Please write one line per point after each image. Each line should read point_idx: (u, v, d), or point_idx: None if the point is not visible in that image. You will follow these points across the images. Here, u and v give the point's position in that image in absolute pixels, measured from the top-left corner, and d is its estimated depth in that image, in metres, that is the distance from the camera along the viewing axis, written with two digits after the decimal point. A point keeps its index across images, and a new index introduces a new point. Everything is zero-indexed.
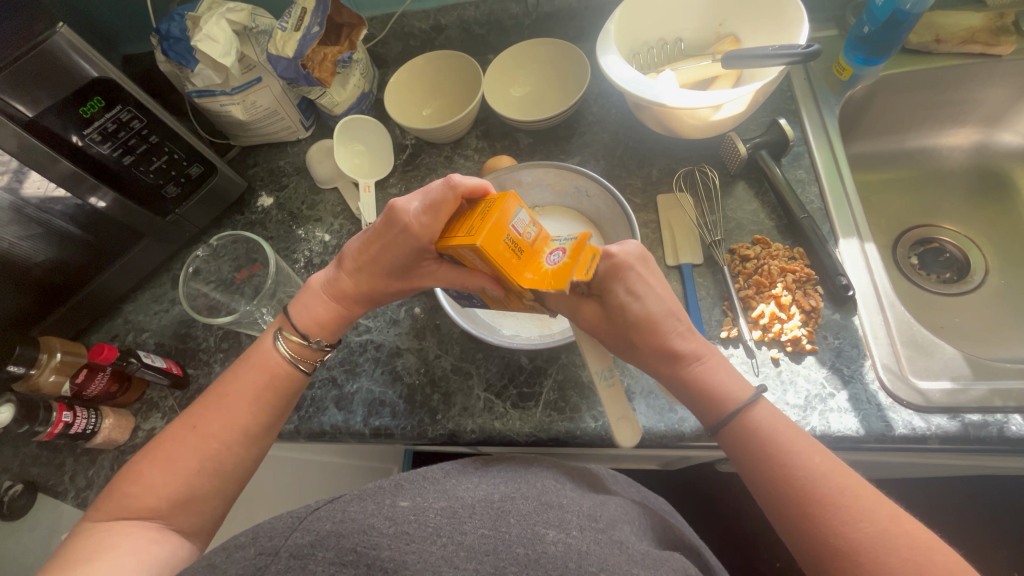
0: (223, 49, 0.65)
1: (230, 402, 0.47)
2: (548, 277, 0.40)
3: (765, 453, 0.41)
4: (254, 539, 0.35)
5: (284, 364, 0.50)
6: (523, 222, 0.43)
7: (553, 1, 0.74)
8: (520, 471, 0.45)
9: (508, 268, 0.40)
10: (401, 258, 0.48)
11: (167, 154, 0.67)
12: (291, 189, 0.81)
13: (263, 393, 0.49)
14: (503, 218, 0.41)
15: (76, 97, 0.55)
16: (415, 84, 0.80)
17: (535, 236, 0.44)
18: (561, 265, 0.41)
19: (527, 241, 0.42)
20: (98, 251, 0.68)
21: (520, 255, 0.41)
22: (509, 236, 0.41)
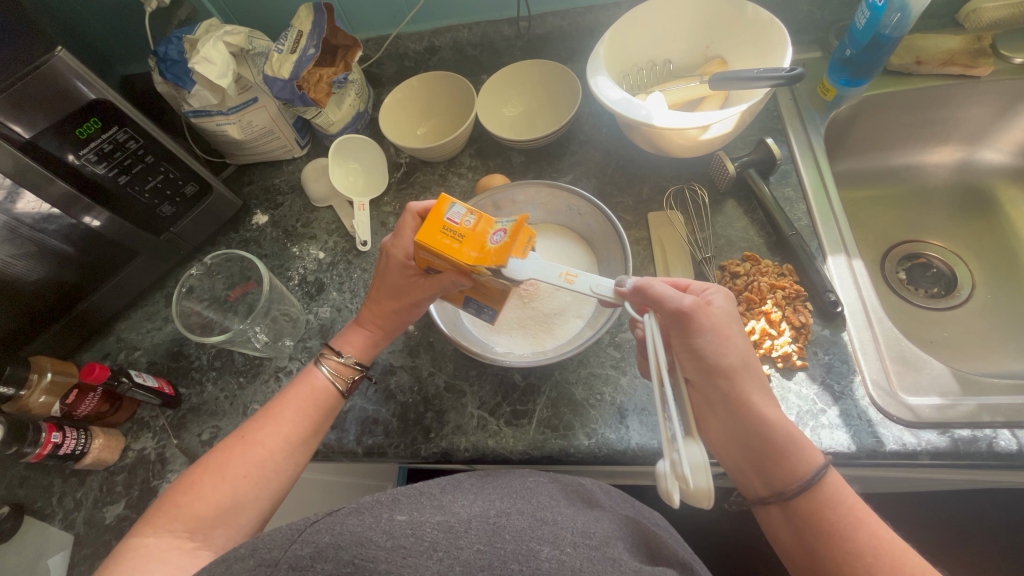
0: (220, 71, 0.66)
1: (275, 414, 0.50)
2: (488, 254, 0.48)
3: (842, 526, 0.39)
4: (253, 550, 0.34)
5: (323, 381, 0.53)
6: (461, 215, 0.50)
7: (545, 23, 0.76)
8: (515, 489, 0.45)
9: (454, 253, 0.48)
10: (391, 272, 0.54)
11: (163, 174, 0.67)
12: (286, 208, 0.81)
13: (303, 404, 0.51)
14: (438, 216, 0.50)
15: (72, 119, 0.56)
16: (409, 105, 0.81)
17: (475, 222, 0.50)
18: (502, 243, 0.48)
19: (467, 227, 0.49)
20: (91, 270, 0.68)
21: (462, 241, 0.49)
22: (448, 229, 0.49)
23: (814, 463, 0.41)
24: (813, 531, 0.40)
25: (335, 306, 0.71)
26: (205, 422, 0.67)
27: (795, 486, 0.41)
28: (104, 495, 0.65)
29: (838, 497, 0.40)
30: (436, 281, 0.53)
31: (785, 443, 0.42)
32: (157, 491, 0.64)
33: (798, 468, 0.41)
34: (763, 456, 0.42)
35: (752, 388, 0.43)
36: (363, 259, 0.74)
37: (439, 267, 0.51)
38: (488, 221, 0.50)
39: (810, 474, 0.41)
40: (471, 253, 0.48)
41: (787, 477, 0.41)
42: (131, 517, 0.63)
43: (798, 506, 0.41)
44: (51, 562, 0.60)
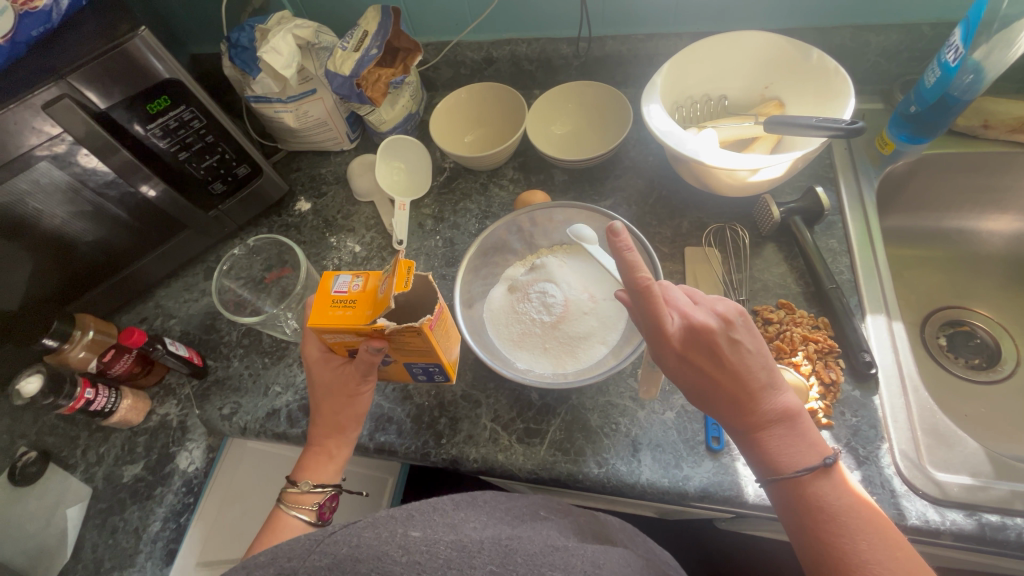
0: (285, 62, 0.69)
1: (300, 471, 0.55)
2: (377, 305, 0.48)
3: (832, 509, 0.40)
4: (272, 559, 0.34)
5: (305, 490, 0.53)
6: (348, 282, 0.52)
7: (603, 46, 0.77)
8: (528, 521, 0.44)
9: (349, 321, 0.48)
10: (325, 376, 0.56)
11: (220, 153, 0.70)
12: (329, 198, 0.83)
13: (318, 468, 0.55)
14: (327, 292, 0.51)
15: (144, 95, 0.59)
16: (460, 112, 0.82)
17: (361, 284, 0.51)
18: (385, 291, 0.48)
19: (355, 291, 0.50)
20: (141, 237, 0.71)
21: (353, 305, 0.49)
22: (338, 301, 0.50)
23: (808, 463, 0.41)
24: (793, 520, 0.42)
25: None
26: (227, 397, 0.68)
27: (783, 465, 0.42)
28: (124, 454, 0.67)
29: (830, 488, 0.41)
30: (357, 365, 0.53)
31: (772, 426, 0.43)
32: (174, 457, 0.66)
33: (789, 453, 0.42)
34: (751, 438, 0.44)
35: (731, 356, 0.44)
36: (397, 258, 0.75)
37: (353, 344, 0.52)
38: (375, 275, 0.51)
39: (799, 456, 0.42)
40: (366, 313, 0.48)
41: (779, 458, 0.42)
42: (146, 479, 0.65)
43: (777, 497, 0.43)
44: (68, 512, 0.63)
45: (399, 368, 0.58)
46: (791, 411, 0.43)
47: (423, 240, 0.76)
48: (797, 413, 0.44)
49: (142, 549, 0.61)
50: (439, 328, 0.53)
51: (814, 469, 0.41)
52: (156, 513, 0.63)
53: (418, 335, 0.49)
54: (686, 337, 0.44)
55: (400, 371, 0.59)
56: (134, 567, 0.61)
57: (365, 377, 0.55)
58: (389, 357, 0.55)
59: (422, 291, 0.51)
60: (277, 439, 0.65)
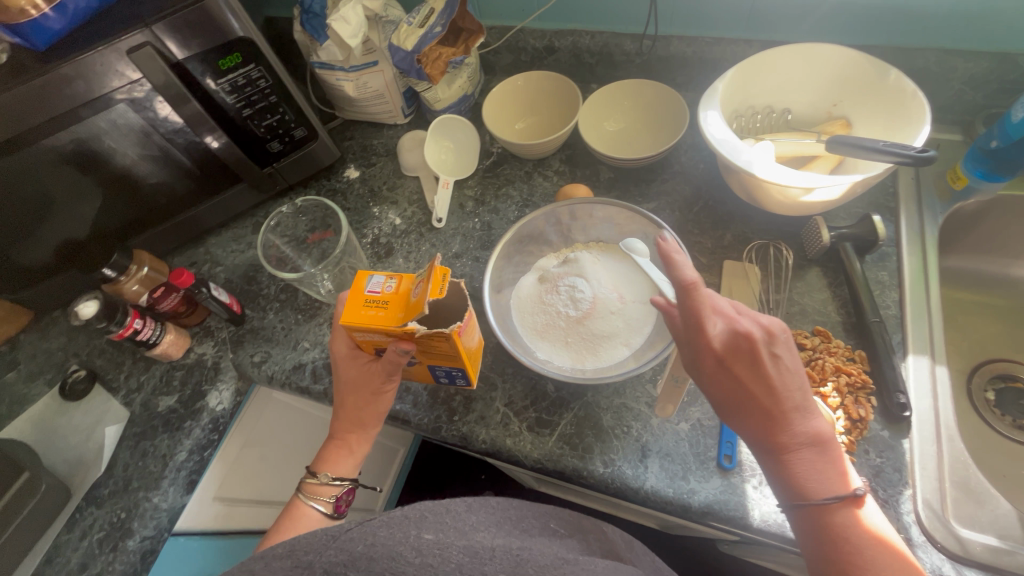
0: (352, 31, 0.71)
1: (324, 458, 0.57)
2: (408, 310, 0.49)
3: (854, 539, 0.40)
4: (290, 551, 0.36)
5: (324, 485, 0.55)
6: (381, 283, 0.53)
7: (668, 46, 0.75)
8: (535, 537, 0.44)
9: (381, 322, 0.49)
10: (351, 372, 0.58)
11: (281, 114, 0.72)
12: (377, 168, 0.85)
13: (339, 458, 0.57)
14: (361, 292, 0.52)
15: (218, 51, 0.61)
16: (513, 98, 0.81)
17: (395, 285, 0.52)
18: (416, 296, 0.48)
19: (388, 293, 0.51)
20: (200, 185, 0.75)
21: (385, 307, 0.51)
22: (371, 301, 0.52)
23: (836, 490, 0.41)
24: (811, 545, 0.42)
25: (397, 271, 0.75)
26: (259, 346, 0.72)
27: (810, 490, 0.42)
28: (162, 384, 0.72)
29: (853, 520, 0.41)
30: (383, 363, 0.55)
31: (804, 448, 0.43)
32: (205, 395, 0.70)
33: (816, 477, 0.42)
34: (777, 460, 0.44)
35: (774, 370, 0.43)
36: (434, 235, 0.77)
37: (381, 344, 0.53)
38: (408, 278, 0.52)
39: (826, 482, 0.42)
40: (398, 315, 0.49)
41: (806, 481, 0.42)
42: (178, 411, 0.69)
43: (799, 521, 0.42)
44: (107, 431, 0.68)
45: (422, 369, 0.59)
46: (822, 436, 0.43)
47: (462, 221, 0.77)
48: (828, 438, 0.43)
49: (166, 475, 0.65)
50: (467, 334, 0.54)
51: (839, 496, 0.41)
52: (183, 444, 0.67)
53: (445, 341, 0.50)
54: (727, 345, 0.45)
55: (424, 374, 0.61)
56: (157, 490, 0.64)
57: (390, 377, 0.56)
58: (417, 360, 0.56)
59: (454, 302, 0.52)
60: (300, 393, 0.68)
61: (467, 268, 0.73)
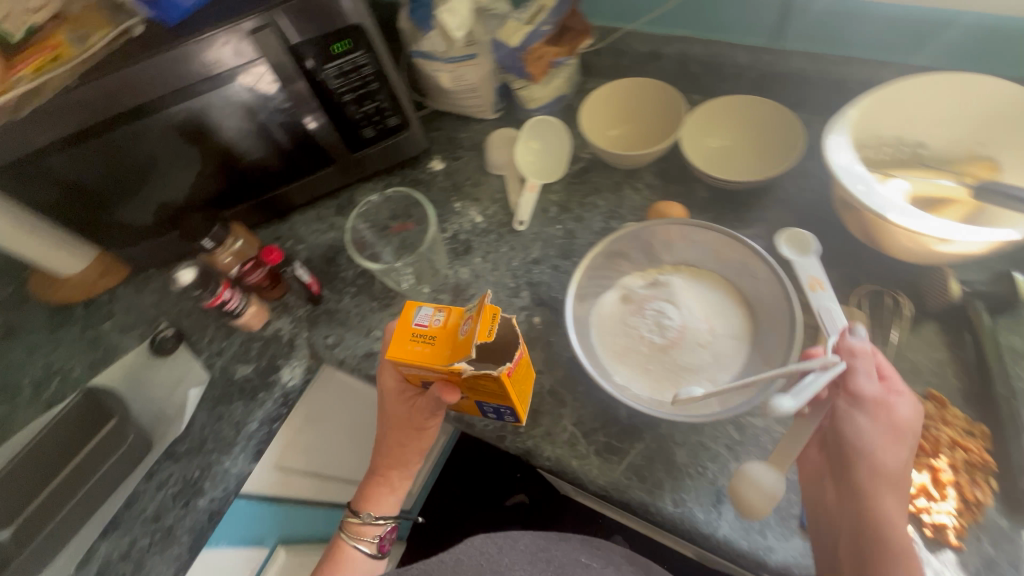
0: (458, 23, 0.70)
1: (370, 495, 0.62)
2: (456, 348, 0.48)
3: None
4: None
5: (370, 527, 0.61)
6: (429, 316, 0.52)
7: (788, 63, 0.70)
8: None
9: (429, 360, 0.49)
10: (400, 410, 0.58)
11: (378, 102, 0.72)
12: (461, 163, 0.84)
13: (384, 492, 0.62)
14: (408, 324, 0.52)
15: (331, 36, 0.62)
16: (613, 103, 0.76)
17: (443, 319, 0.51)
18: (467, 333, 0.48)
19: (436, 327, 0.51)
20: (295, 164, 0.77)
21: (433, 342, 0.50)
22: (418, 335, 0.51)
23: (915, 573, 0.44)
24: None
25: (474, 270, 0.74)
26: (334, 328, 0.73)
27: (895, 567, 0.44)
28: (241, 352, 0.74)
29: None
30: (427, 400, 0.55)
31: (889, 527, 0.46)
32: (278, 369, 0.72)
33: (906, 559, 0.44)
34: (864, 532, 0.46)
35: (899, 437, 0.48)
36: (514, 238, 0.75)
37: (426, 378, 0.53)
38: (456, 312, 0.51)
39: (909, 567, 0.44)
40: (445, 352, 0.49)
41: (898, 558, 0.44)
42: (253, 381, 0.72)
43: None
44: (190, 393, 0.71)
45: (470, 403, 0.58)
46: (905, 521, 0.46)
47: (544, 226, 0.75)
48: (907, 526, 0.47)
49: (238, 441, 0.68)
50: (517, 373, 0.53)
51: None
52: (255, 415, 0.69)
53: (494, 381, 0.49)
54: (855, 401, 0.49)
55: (468, 408, 0.59)
56: (229, 455, 0.67)
57: (433, 412, 0.56)
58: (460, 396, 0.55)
59: (505, 338, 0.52)
60: (368, 380, 0.69)
61: (544, 276, 0.71)
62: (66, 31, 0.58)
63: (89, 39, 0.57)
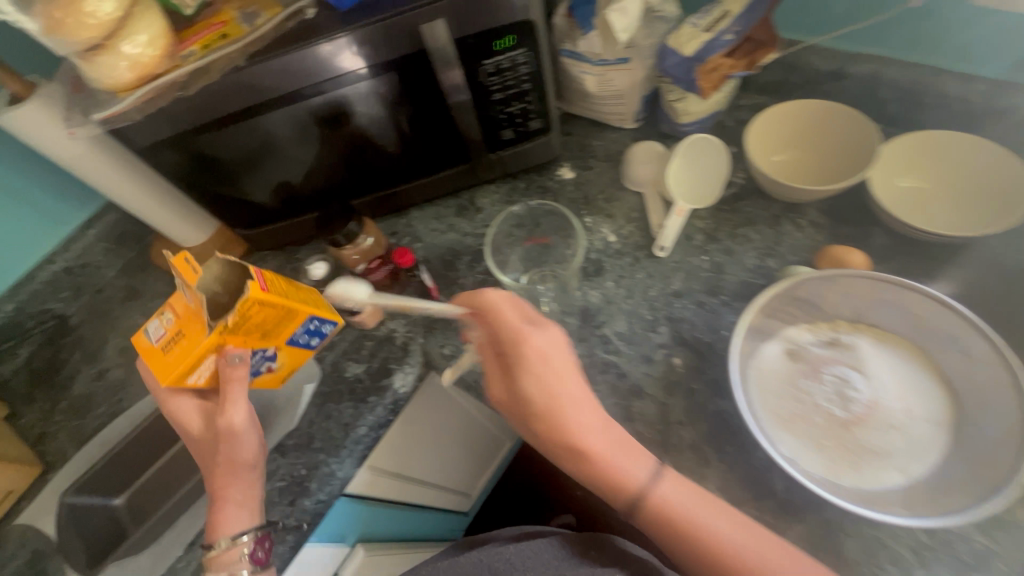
0: (624, 25, 0.64)
1: (220, 496, 0.55)
2: (201, 313, 0.50)
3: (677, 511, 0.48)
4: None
5: (228, 533, 0.54)
6: (158, 327, 0.52)
7: (1011, 99, 0.60)
8: None
9: (187, 353, 0.49)
10: (196, 430, 0.56)
11: (526, 103, 0.67)
12: (594, 174, 0.78)
13: (232, 506, 0.56)
14: (154, 350, 0.52)
15: (498, 31, 0.58)
16: (786, 124, 0.68)
17: (175, 306, 0.52)
18: (197, 297, 0.50)
19: (169, 323, 0.52)
20: (427, 160, 0.74)
21: (184, 337, 0.50)
22: (166, 346, 0.52)
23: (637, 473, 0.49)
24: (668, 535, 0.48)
25: (605, 295, 0.67)
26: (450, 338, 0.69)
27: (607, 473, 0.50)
28: (352, 348, 0.71)
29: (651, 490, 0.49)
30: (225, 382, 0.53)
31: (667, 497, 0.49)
32: (391, 374, 0.69)
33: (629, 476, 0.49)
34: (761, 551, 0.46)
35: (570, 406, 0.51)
36: (653, 264, 0.69)
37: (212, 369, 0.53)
38: (177, 296, 0.52)
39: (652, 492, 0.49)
40: (201, 324, 0.49)
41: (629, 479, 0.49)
42: (365, 382, 0.68)
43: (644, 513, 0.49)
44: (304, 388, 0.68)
45: (286, 350, 0.58)
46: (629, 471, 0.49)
47: (687, 255, 0.68)
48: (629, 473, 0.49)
49: (346, 444, 0.65)
50: (275, 283, 0.53)
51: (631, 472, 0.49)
52: (365, 418, 0.66)
53: (258, 305, 0.49)
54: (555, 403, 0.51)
55: (294, 354, 0.60)
56: (337, 458, 0.65)
57: (231, 422, 0.54)
58: (270, 348, 0.55)
59: (207, 284, 0.52)
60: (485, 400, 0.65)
61: (687, 312, 0.64)
62: (235, 8, 0.56)
63: (257, 19, 0.55)
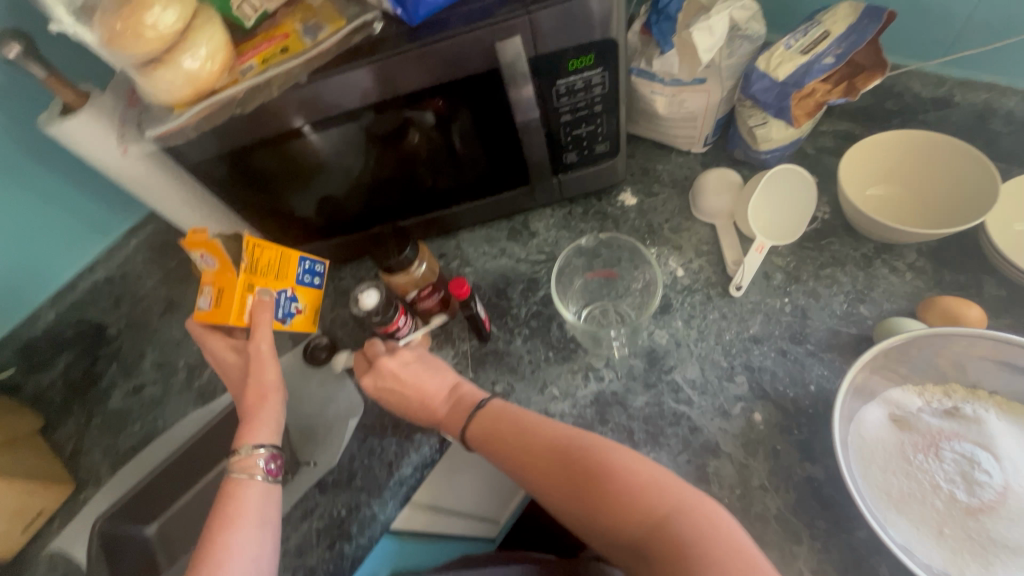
0: (709, 46, 0.58)
1: (253, 414, 0.54)
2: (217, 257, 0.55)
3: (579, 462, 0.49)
4: None
5: (261, 439, 0.52)
6: (203, 297, 0.57)
7: None
8: None
9: (231, 288, 0.54)
10: (235, 370, 0.57)
11: (595, 126, 0.62)
12: (659, 201, 0.73)
13: (260, 411, 0.54)
14: (202, 311, 0.56)
15: (576, 50, 0.53)
16: (883, 158, 0.62)
17: (207, 275, 0.57)
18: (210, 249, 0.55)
19: (208, 282, 0.56)
20: (483, 184, 0.69)
21: (221, 285, 0.55)
22: (211, 299, 0.56)
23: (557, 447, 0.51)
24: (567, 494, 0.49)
25: (674, 336, 0.62)
26: (502, 375, 0.64)
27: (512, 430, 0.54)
28: None
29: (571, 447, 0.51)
30: (256, 319, 0.56)
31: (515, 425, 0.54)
32: None
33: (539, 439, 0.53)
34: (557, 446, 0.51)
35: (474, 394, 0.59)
36: (727, 304, 0.63)
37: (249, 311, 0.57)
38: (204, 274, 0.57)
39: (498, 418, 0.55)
40: (227, 265, 0.54)
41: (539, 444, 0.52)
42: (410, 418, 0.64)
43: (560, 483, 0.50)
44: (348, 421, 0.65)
45: (302, 291, 0.63)
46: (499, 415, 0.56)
47: (767, 296, 0.62)
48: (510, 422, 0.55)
49: (389, 486, 0.61)
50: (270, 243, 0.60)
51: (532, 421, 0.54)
52: (410, 458, 0.62)
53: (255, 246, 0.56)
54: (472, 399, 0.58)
55: (310, 297, 0.65)
56: (379, 499, 0.60)
57: (260, 345, 0.56)
58: (287, 290, 0.61)
59: (235, 253, 0.57)
60: None
61: (767, 361, 0.58)
62: (297, 20, 0.53)
63: (319, 32, 0.51)
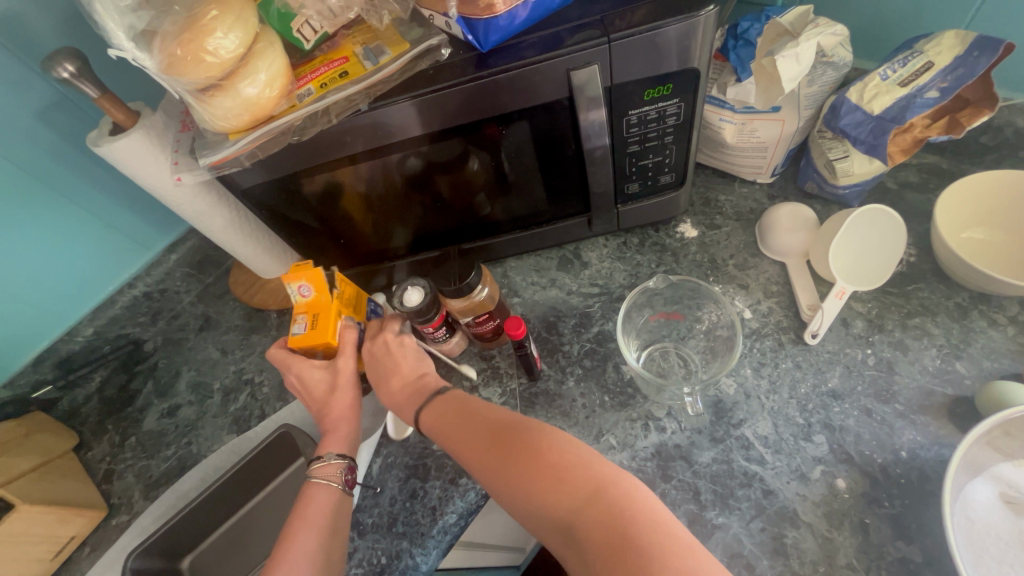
0: (794, 74, 0.53)
1: (330, 427, 0.55)
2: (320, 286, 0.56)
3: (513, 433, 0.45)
4: None
5: (339, 458, 0.52)
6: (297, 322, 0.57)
7: None
8: None
9: (332, 311, 0.56)
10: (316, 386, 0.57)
11: (662, 156, 0.58)
12: (722, 234, 0.68)
13: (343, 424, 0.55)
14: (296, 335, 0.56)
15: (655, 79, 0.49)
16: (981, 205, 0.57)
17: (300, 304, 0.57)
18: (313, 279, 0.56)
19: (303, 306, 0.57)
20: (539, 214, 0.65)
21: (317, 308, 0.56)
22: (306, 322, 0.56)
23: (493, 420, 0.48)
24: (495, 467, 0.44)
25: (743, 386, 0.57)
26: (554, 419, 0.60)
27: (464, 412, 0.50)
28: None
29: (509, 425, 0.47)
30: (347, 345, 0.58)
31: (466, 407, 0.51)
32: None
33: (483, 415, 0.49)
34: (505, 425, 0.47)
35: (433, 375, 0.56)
36: (802, 353, 0.58)
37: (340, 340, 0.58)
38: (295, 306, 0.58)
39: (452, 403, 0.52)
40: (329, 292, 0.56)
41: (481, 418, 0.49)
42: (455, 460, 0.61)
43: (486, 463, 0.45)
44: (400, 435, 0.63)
45: None
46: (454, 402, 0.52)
47: (846, 346, 0.57)
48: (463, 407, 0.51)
49: (432, 534, 0.57)
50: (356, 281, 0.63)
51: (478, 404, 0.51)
52: (455, 504, 0.58)
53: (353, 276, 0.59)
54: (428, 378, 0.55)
55: None
56: (422, 549, 0.56)
57: (350, 362, 0.56)
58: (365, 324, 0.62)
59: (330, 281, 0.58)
60: None
61: (850, 420, 0.53)
62: (357, 42, 0.50)
63: (381, 56, 0.48)
